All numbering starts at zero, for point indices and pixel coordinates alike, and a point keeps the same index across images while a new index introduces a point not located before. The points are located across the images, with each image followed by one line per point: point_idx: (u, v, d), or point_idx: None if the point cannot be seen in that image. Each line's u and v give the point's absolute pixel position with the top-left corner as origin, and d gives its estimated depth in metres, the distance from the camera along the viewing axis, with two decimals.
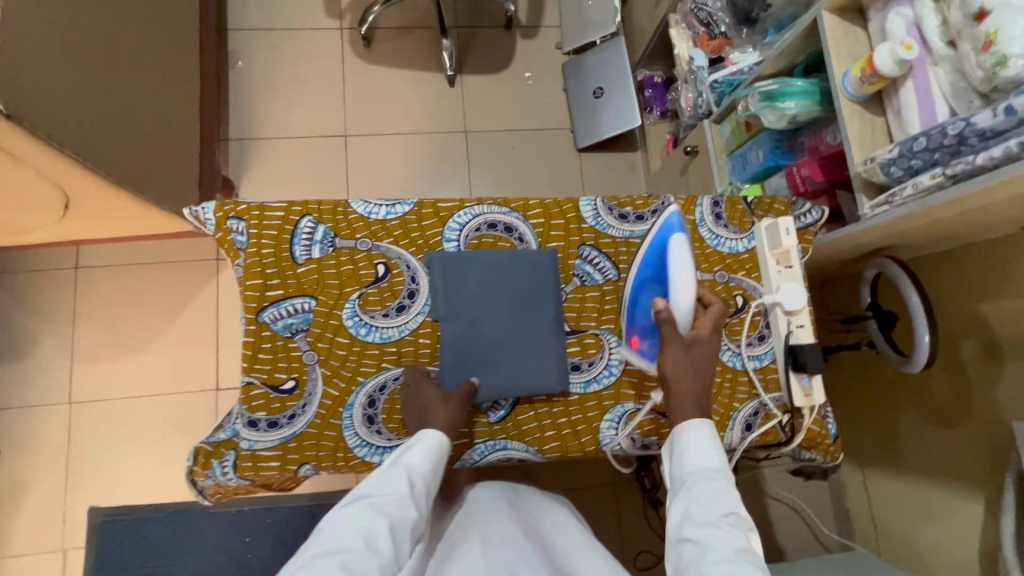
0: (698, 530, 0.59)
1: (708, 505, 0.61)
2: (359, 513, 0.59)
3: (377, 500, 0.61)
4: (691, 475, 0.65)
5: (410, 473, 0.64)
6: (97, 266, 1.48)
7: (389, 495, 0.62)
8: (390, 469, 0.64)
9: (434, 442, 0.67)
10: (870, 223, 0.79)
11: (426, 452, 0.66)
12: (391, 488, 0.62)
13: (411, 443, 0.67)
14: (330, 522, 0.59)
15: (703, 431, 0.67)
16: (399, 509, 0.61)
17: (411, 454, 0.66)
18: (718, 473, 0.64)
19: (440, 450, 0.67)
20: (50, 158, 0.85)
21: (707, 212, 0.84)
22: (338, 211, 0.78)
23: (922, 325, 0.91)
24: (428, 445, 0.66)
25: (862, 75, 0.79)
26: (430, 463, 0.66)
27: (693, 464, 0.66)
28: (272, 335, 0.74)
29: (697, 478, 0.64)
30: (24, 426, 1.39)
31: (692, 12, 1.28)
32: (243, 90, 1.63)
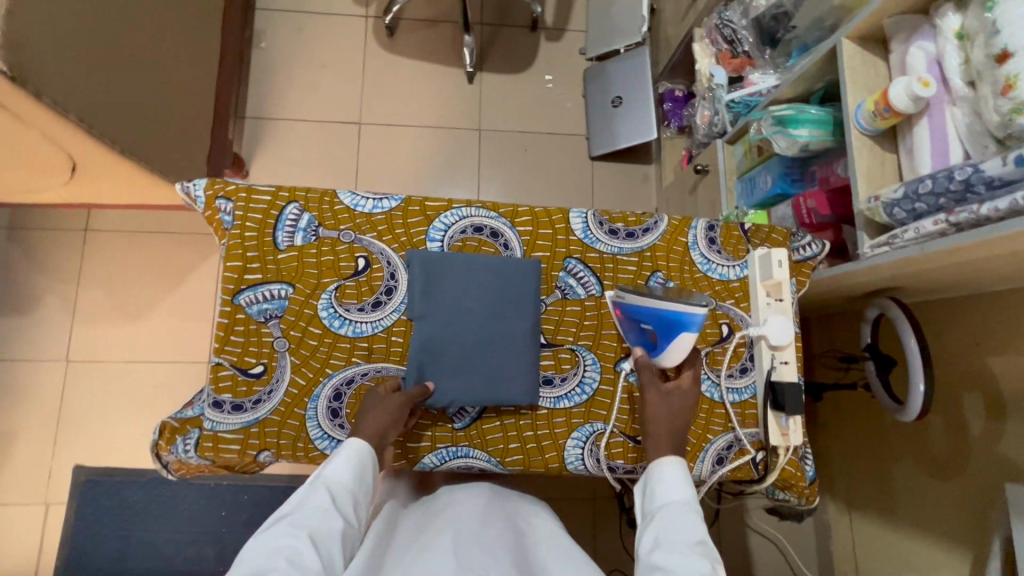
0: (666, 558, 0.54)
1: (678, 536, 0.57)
2: (278, 535, 0.54)
3: (298, 517, 0.56)
4: (663, 505, 0.60)
5: (330, 486, 0.60)
6: (106, 230, 1.51)
7: (311, 511, 0.57)
8: (309, 486, 0.60)
9: (353, 452, 0.64)
10: (869, 263, 0.76)
11: (346, 462, 0.63)
12: (312, 503, 0.58)
13: (329, 456, 0.63)
14: (246, 549, 0.54)
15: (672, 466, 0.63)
16: (322, 523, 0.56)
17: (329, 467, 0.62)
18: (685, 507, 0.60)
19: (361, 456, 0.64)
20: (55, 122, 0.87)
21: (701, 236, 0.82)
22: (325, 201, 0.77)
23: (918, 373, 0.88)
24: (347, 453, 0.63)
25: (876, 109, 0.76)
26: (352, 472, 0.62)
27: (657, 499, 0.62)
28: (246, 318, 0.74)
29: (667, 510, 0.60)
30: (21, 380, 1.43)
31: (716, 28, 1.24)
32: (264, 70, 1.65)
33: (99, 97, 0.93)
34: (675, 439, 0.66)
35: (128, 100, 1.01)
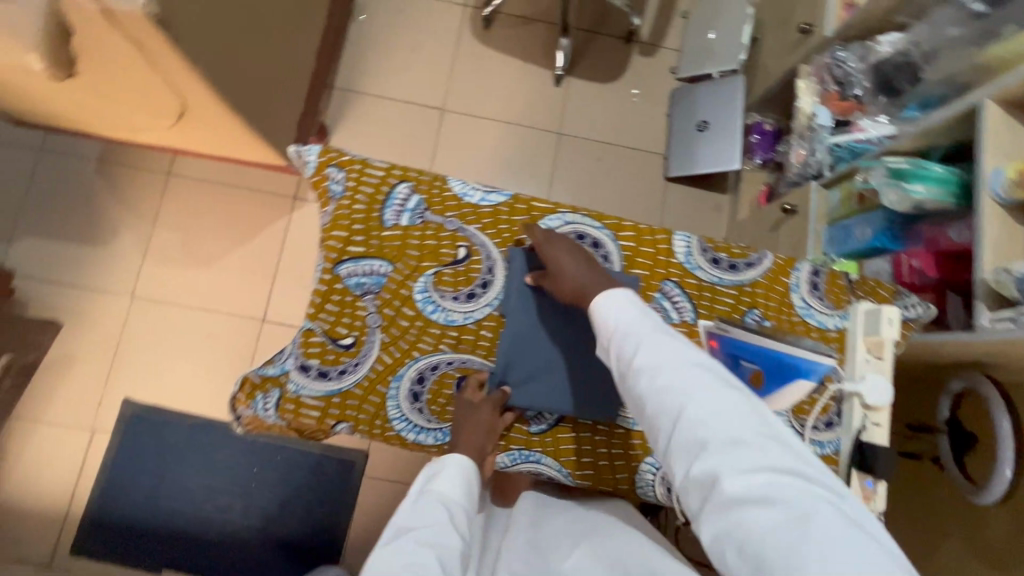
0: (653, 388, 0.56)
1: (659, 351, 0.57)
2: (406, 545, 0.57)
3: (423, 531, 0.59)
4: (619, 331, 0.60)
5: (445, 503, 0.64)
6: (187, 177, 1.55)
7: (433, 526, 0.60)
8: (424, 501, 0.64)
9: (461, 467, 0.67)
10: (985, 336, 0.73)
11: (456, 479, 0.66)
12: (433, 518, 0.61)
13: (438, 471, 0.67)
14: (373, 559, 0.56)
15: (609, 292, 0.62)
16: (444, 538, 0.59)
17: (441, 483, 0.66)
18: (643, 316, 0.60)
19: (469, 474, 0.67)
20: (182, 70, 0.89)
21: (805, 279, 0.80)
22: (435, 185, 0.78)
23: (1005, 457, 0.83)
24: (456, 469, 0.66)
25: (1019, 177, 0.73)
26: (461, 490, 0.66)
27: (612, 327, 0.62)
28: (344, 289, 0.75)
29: (622, 328, 0.60)
30: (88, 307, 1.48)
31: (828, 67, 1.19)
32: (359, 44, 1.67)
33: (224, 50, 0.95)
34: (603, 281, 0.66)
35: (246, 57, 1.03)
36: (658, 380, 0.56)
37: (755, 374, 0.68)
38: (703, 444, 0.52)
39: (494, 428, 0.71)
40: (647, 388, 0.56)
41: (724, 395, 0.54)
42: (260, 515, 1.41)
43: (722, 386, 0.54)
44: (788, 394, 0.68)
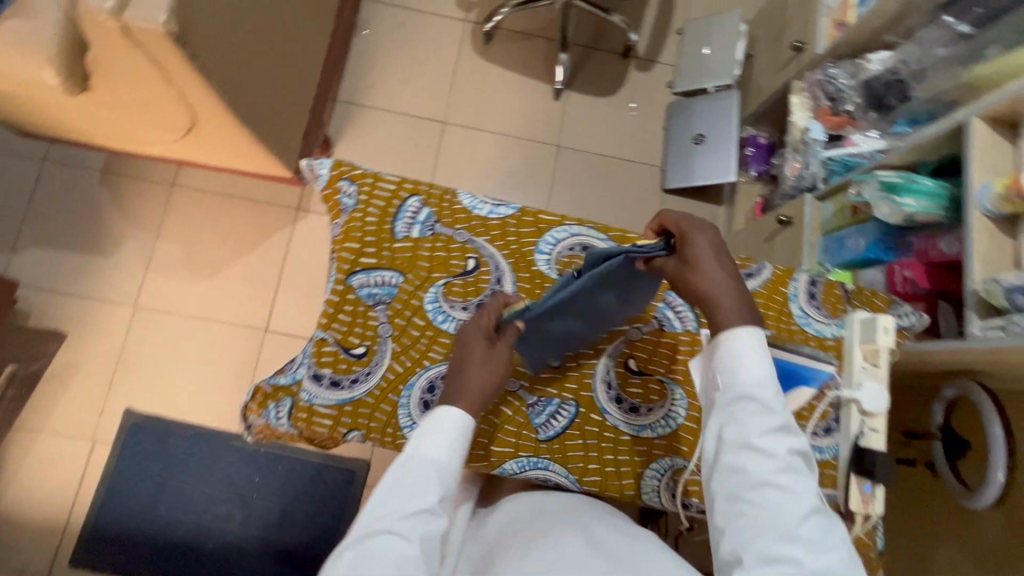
0: (751, 465, 0.58)
1: (773, 436, 0.59)
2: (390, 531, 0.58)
3: (408, 513, 0.59)
4: (740, 392, 0.61)
5: (434, 472, 0.62)
6: (191, 187, 1.57)
7: (418, 504, 0.60)
8: (414, 468, 0.62)
9: (453, 426, 0.64)
10: (977, 343, 0.76)
11: (448, 446, 0.63)
12: (421, 498, 0.60)
13: (430, 429, 0.64)
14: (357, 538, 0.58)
15: (755, 344, 0.62)
16: (429, 521, 0.60)
17: (433, 448, 0.63)
18: (772, 388, 0.61)
19: (463, 436, 0.65)
20: (196, 84, 0.91)
21: (803, 288, 0.84)
22: (445, 199, 0.80)
23: (998, 462, 0.86)
24: (446, 435, 0.63)
25: (1006, 192, 0.76)
26: (454, 456, 0.64)
27: (737, 381, 0.62)
28: (356, 299, 0.76)
29: (747, 395, 0.61)
30: (91, 317, 1.48)
31: (819, 84, 1.23)
32: (362, 58, 1.70)
33: (236, 65, 0.98)
34: (731, 301, 0.64)
35: (257, 72, 1.06)
36: (755, 458, 0.58)
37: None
38: (785, 543, 0.54)
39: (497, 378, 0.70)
40: (747, 464, 0.58)
41: (810, 493, 0.57)
42: (261, 525, 1.41)
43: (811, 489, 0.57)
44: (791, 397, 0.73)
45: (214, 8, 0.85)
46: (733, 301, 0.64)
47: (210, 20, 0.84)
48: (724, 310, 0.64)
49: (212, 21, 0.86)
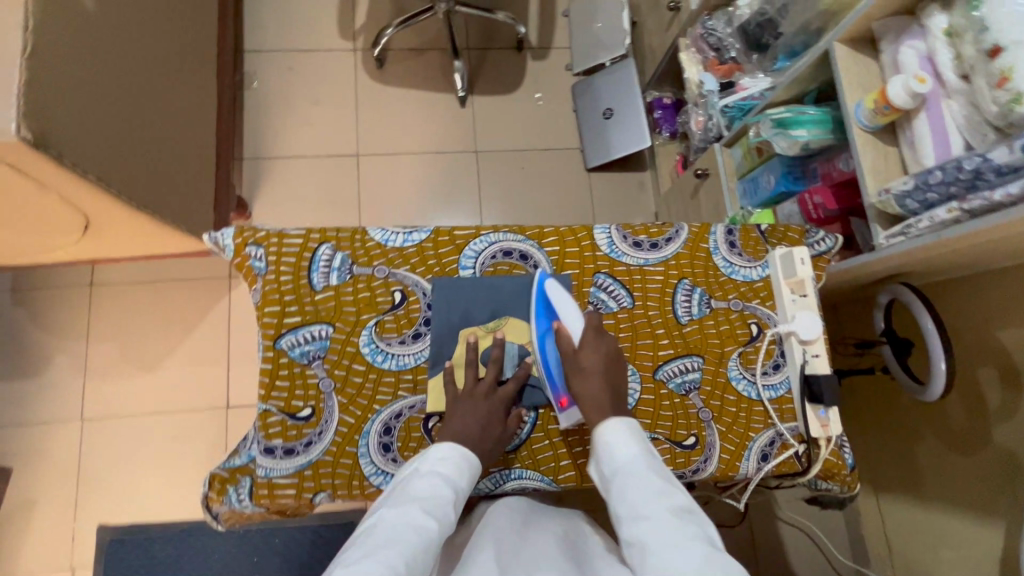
0: (647, 538, 0.59)
1: (661, 502, 0.62)
2: (409, 512, 0.61)
3: (427, 503, 0.63)
4: (622, 473, 0.65)
5: (449, 481, 0.65)
6: (113, 283, 1.50)
7: (435, 498, 0.63)
8: (434, 476, 0.65)
9: (466, 460, 0.67)
10: (886, 252, 0.79)
11: (461, 464, 0.67)
12: (439, 496, 0.64)
13: (439, 452, 0.67)
14: (388, 510, 0.62)
15: (621, 428, 0.67)
16: (445, 514, 0.63)
17: (447, 465, 0.66)
18: (646, 462, 0.66)
19: (472, 464, 0.68)
20: (75, 184, 0.87)
21: (722, 240, 0.85)
22: (356, 239, 0.79)
23: (938, 352, 0.91)
24: (461, 464, 0.67)
25: (876, 106, 0.80)
26: (466, 477, 0.67)
27: (617, 464, 0.66)
28: (290, 361, 0.75)
29: (625, 476, 0.64)
30: (38, 443, 1.40)
31: (701, 38, 1.28)
32: (258, 111, 1.66)
33: (115, 152, 0.94)
34: (615, 401, 0.70)
35: (141, 153, 1.02)
36: (647, 530, 0.60)
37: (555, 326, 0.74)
38: None
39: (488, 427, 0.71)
40: (643, 537, 0.60)
41: (702, 545, 0.57)
42: None
43: (709, 542, 0.58)
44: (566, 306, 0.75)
45: (69, 104, 0.82)
46: (608, 398, 0.70)
47: (66, 116, 0.81)
48: (599, 406, 0.70)
49: (72, 116, 0.83)
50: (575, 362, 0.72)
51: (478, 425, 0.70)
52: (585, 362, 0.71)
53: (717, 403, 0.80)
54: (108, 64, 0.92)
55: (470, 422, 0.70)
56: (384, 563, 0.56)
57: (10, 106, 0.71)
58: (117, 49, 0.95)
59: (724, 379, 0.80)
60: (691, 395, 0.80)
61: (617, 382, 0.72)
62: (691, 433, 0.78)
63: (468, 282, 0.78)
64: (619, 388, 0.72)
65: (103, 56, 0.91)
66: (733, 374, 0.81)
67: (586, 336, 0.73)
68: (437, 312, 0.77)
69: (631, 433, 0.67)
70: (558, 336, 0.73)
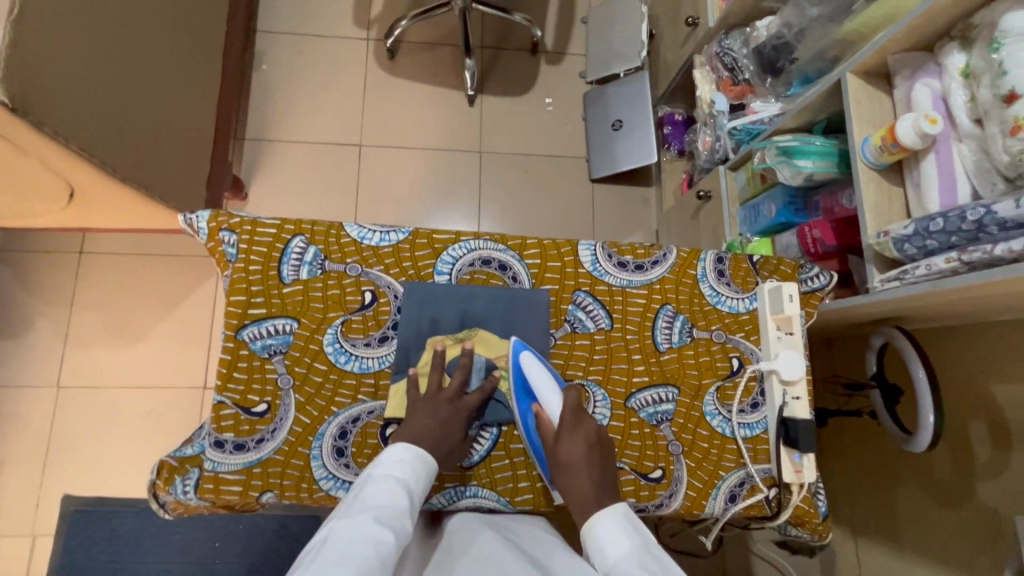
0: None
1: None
2: (363, 523, 0.56)
3: (383, 511, 0.59)
4: (615, 572, 0.57)
5: (404, 487, 0.62)
6: (102, 253, 1.49)
7: (390, 507, 0.59)
8: (389, 482, 0.62)
9: (423, 462, 0.65)
10: (878, 296, 0.76)
11: (417, 467, 0.65)
12: (395, 503, 0.60)
13: (394, 455, 0.65)
14: (339, 524, 0.57)
15: (612, 520, 0.61)
16: (401, 523, 0.59)
17: (403, 469, 0.64)
18: (641, 557, 0.58)
19: (428, 466, 0.66)
20: (56, 152, 0.86)
21: (710, 268, 0.81)
22: (331, 234, 0.76)
23: (927, 404, 0.87)
24: (418, 467, 0.65)
25: (883, 143, 0.76)
26: (422, 481, 0.64)
27: (610, 562, 0.59)
28: (250, 354, 0.72)
29: (619, 571, 0.57)
30: (12, 407, 1.39)
31: (717, 56, 1.26)
32: (265, 92, 1.65)
33: (102, 124, 0.92)
34: (599, 489, 0.65)
35: (132, 127, 1.01)
36: None
37: (535, 409, 0.71)
38: None
39: (446, 434, 0.68)
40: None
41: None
42: None
43: None
44: (540, 380, 0.71)
45: (54, 71, 0.80)
46: (591, 493, 0.65)
47: (50, 83, 0.80)
48: (582, 501, 0.65)
49: (59, 83, 0.81)
50: (554, 452, 0.68)
51: (434, 426, 0.67)
52: (565, 451, 0.67)
53: (688, 437, 0.76)
54: (102, 34, 0.91)
55: (426, 422, 0.67)
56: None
57: None
58: (115, 19, 0.93)
59: (698, 413, 0.77)
60: (662, 427, 0.76)
61: (601, 465, 0.67)
62: (658, 466, 0.75)
63: (441, 288, 0.75)
64: (603, 470, 0.67)
65: (97, 24, 0.89)
66: (708, 409, 0.78)
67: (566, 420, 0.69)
68: (406, 317, 0.74)
69: (631, 529, 0.61)
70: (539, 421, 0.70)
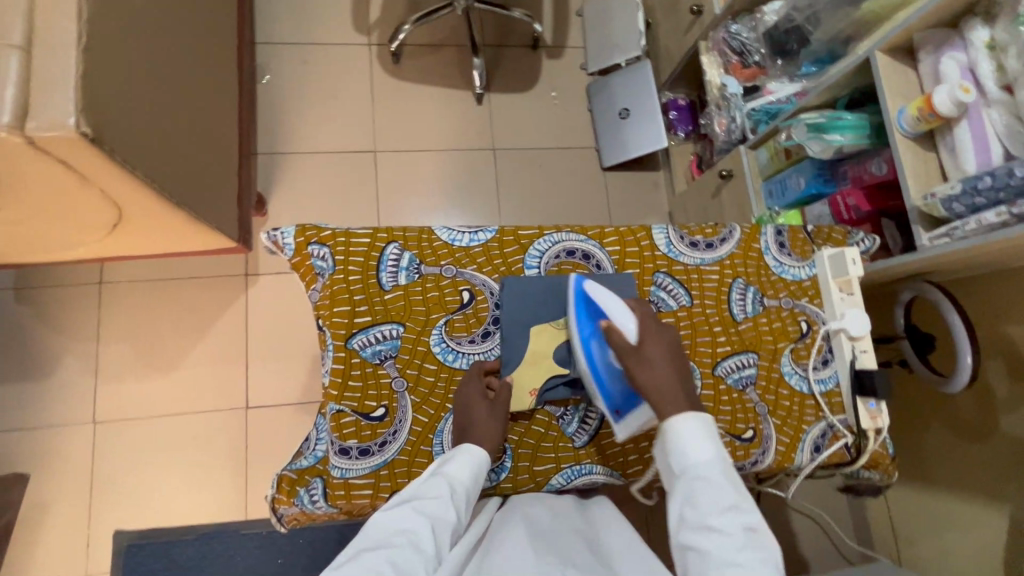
0: (709, 550, 0.54)
1: (731, 514, 0.56)
2: (402, 513, 0.59)
3: (422, 501, 0.61)
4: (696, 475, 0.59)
5: (448, 480, 0.64)
6: (125, 281, 1.45)
7: (430, 498, 0.61)
8: (433, 478, 0.64)
9: (472, 454, 0.67)
10: (928, 253, 0.84)
11: (463, 462, 0.66)
12: (435, 493, 0.61)
13: (447, 457, 0.67)
14: (380, 514, 0.60)
15: (697, 427, 0.62)
16: (442, 511, 0.60)
17: (450, 466, 0.65)
18: (722, 468, 0.60)
19: (473, 459, 0.67)
20: (120, 179, 0.84)
21: (772, 240, 0.88)
22: (423, 238, 0.79)
23: (964, 346, 0.96)
24: (464, 458, 0.66)
25: (920, 113, 0.84)
26: (468, 475, 0.65)
27: (687, 463, 0.61)
28: (362, 361, 0.74)
29: (695, 475, 0.59)
30: (51, 447, 1.36)
31: (724, 41, 1.32)
32: (272, 105, 1.63)
33: (155, 147, 0.91)
34: (684, 388, 0.67)
35: (177, 148, 0.99)
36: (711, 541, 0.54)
37: (605, 325, 0.71)
38: None
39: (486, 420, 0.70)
40: (707, 546, 0.54)
41: None
42: None
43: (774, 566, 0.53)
44: (607, 301, 0.72)
45: (117, 99, 0.79)
46: (679, 391, 0.67)
47: (115, 111, 0.78)
48: (672, 397, 0.66)
49: (120, 109, 0.80)
50: (636, 358, 0.68)
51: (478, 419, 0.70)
52: (650, 354, 0.68)
53: (772, 397, 0.83)
54: (144, 56, 0.89)
55: (468, 420, 0.71)
56: (367, 565, 0.53)
57: (68, 99, 0.69)
58: (153, 40, 0.92)
59: (778, 374, 0.84)
60: (748, 390, 0.83)
61: (679, 366, 0.70)
62: (749, 427, 0.81)
63: (535, 281, 0.79)
64: (683, 371, 0.70)
65: (141, 47, 0.87)
66: (786, 369, 0.84)
67: (643, 329, 0.70)
68: (504, 311, 0.78)
69: (707, 432, 0.62)
70: (610, 335, 0.70)
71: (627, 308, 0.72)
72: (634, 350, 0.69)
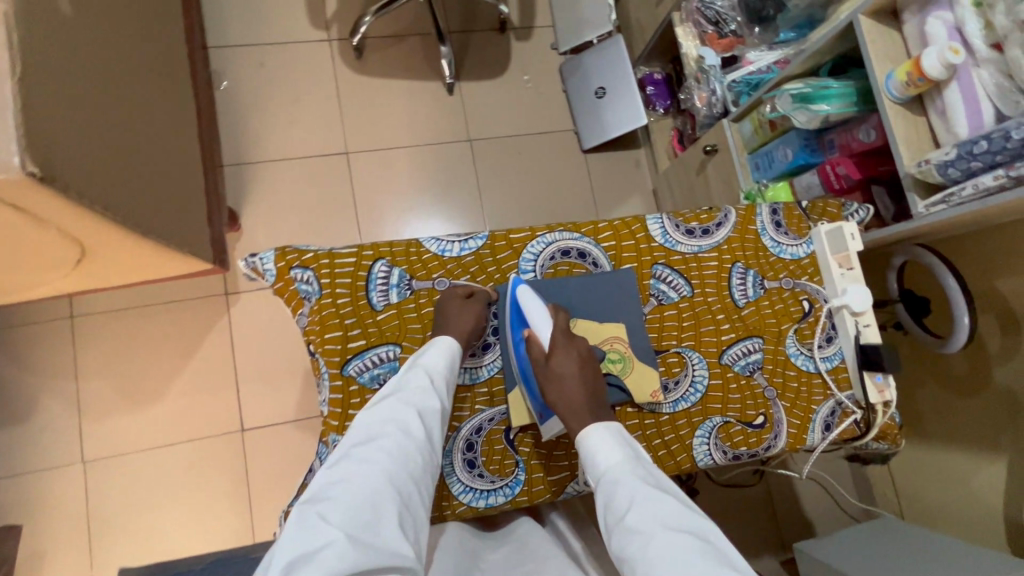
0: (633, 552, 0.53)
1: (646, 507, 0.55)
2: (386, 407, 0.64)
3: (404, 394, 0.65)
4: (609, 480, 0.59)
5: (427, 371, 0.67)
6: (98, 312, 1.38)
7: (411, 389, 0.65)
8: (411, 370, 0.67)
9: (446, 346, 0.69)
10: (925, 221, 0.83)
11: (439, 353, 0.68)
12: (415, 385, 0.65)
13: (424, 350, 0.69)
14: (368, 411, 0.65)
15: (601, 432, 0.63)
16: (425, 399, 0.65)
17: (428, 357, 0.68)
18: (632, 466, 0.60)
19: (447, 349, 0.69)
20: (76, 216, 0.78)
21: (768, 220, 0.86)
22: (411, 252, 0.75)
23: (961, 307, 0.96)
24: (439, 349, 0.68)
25: (909, 78, 0.82)
26: (446, 364, 0.68)
27: (600, 471, 0.61)
28: (360, 388, 0.71)
29: (609, 480, 0.59)
30: (41, 491, 1.31)
31: (698, 10, 1.27)
32: (234, 113, 1.55)
33: (110, 177, 0.85)
34: (592, 404, 0.68)
35: (133, 173, 0.93)
36: (635, 541, 0.53)
37: (527, 335, 0.72)
38: None
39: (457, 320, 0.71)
40: (631, 551, 0.53)
41: (696, 557, 0.50)
42: None
43: (697, 543, 0.51)
44: (533, 310, 0.73)
45: (64, 130, 0.73)
46: (584, 404, 0.67)
47: (64, 144, 0.72)
48: (576, 413, 0.67)
49: (67, 141, 0.74)
50: (548, 373, 0.69)
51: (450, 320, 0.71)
52: (559, 370, 0.69)
53: (780, 380, 0.82)
54: (85, 78, 0.82)
55: (442, 316, 0.72)
56: (364, 460, 0.59)
57: (8, 138, 0.63)
58: (90, 59, 0.84)
59: (784, 356, 0.83)
60: (756, 375, 0.81)
61: (593, 383, 0.70)
62: (760, 413, 0.80)
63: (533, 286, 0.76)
64: (597, 388, 0.69)
65: (80, 69, 0.80)
66: (791, 350, 0.83)
67: (557, 341, 0.71)
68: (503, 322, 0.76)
69: (615, 440, 0.63)
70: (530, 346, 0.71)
71: (549, 319, 0.73)
72: (547, 363, 0.70)
